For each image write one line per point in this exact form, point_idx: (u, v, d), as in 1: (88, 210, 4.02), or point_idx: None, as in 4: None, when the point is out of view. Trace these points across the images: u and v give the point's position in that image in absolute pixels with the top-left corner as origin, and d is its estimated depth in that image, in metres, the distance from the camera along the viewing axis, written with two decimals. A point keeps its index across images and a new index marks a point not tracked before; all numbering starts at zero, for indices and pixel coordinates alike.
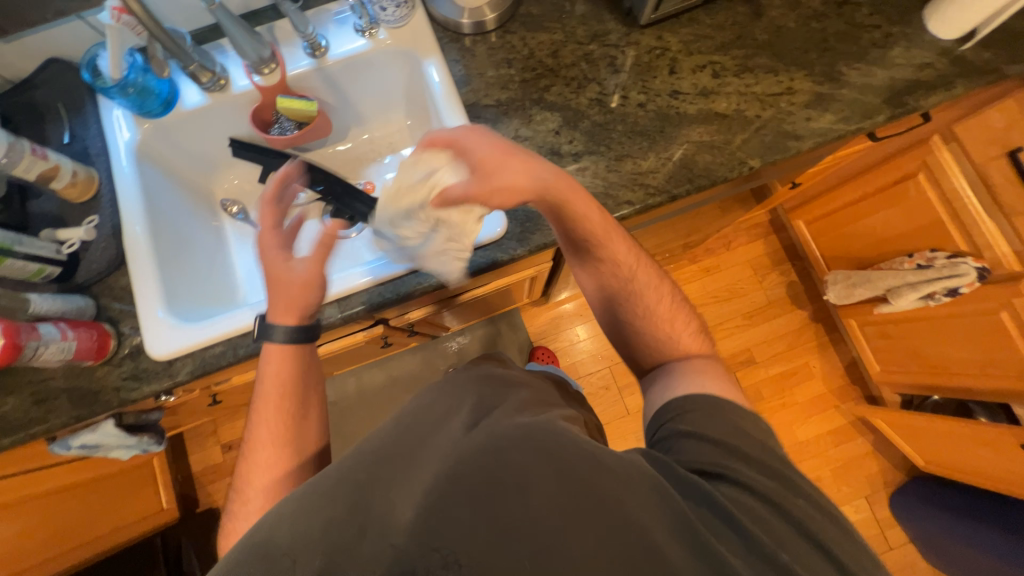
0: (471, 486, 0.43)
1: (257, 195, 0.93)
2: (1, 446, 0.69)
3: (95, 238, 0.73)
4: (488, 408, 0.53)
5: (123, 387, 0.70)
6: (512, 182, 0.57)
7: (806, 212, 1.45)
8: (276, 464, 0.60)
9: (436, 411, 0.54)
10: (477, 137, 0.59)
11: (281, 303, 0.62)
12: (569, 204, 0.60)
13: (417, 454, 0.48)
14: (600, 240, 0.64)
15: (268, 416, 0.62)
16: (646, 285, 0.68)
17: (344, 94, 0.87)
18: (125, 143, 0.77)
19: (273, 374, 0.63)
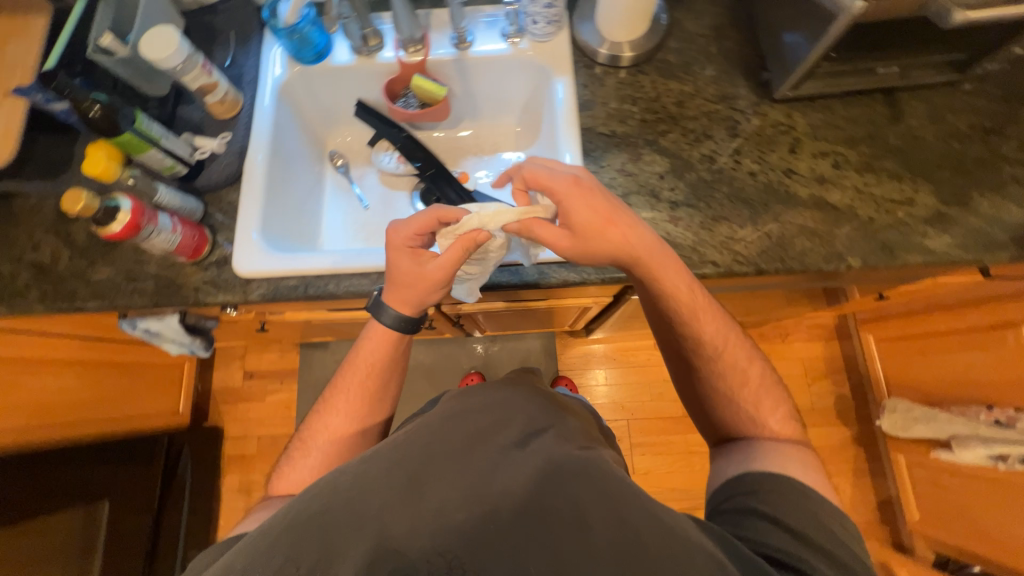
0: (510, 498, 0.43)
1: (362, 156, 1.00)
2: (87, 307, 0.76)
3: (223, 152, 0.80)
4: (534, 419, 0.52)
5: (201, 290, 0.76)
6: (621, 238, 0.64)
7: (881, 329, 1.37)
8: (340, 432, 0.69)
9: (481, 407, 0.53)
10: (581, 200, 0.63)
11: (400, 293, 0.67)
12: (660, 270, 0.65)
13: (459, 444, 0.48)
14: (688, 315, 0.66)
15: (349, 387, 0.71)
16: (734, 361, 0.66)
17: (470, 89, 0.92)
18: (273, 78, 0.85)
19: (369, 355, 0.71)
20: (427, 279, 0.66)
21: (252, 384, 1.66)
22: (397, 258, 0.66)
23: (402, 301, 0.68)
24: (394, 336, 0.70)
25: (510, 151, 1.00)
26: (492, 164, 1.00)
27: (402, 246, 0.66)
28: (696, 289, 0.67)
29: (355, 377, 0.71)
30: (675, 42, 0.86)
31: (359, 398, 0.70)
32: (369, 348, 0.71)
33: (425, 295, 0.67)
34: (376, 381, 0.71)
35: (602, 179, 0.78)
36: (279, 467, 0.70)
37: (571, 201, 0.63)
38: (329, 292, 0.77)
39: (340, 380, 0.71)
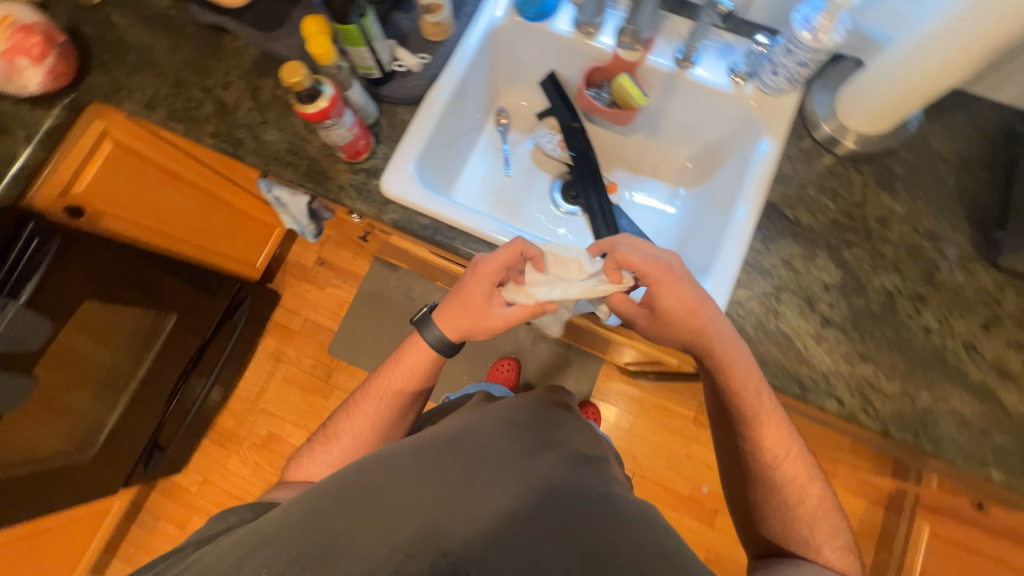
0: (499, 484, 0.62)
1: (525, 124, 0.99)
2: (246, 160, 0.81)
3: (416, 72, 0.80)
4: (528, 435, 0.71)
5: (344, 189, 0.78)
6: (697, 326, 0.66)
7: (943, 526, 1.23)
8: (361, 434, 0.77)
9: (489, 424, 0.73)
10: (667, 287, 0.67)
11: (454, 320, 0.71)
12: (732, 361, 0.66)
13: (468, 445, 0.68)
14: (751, 420, 0.67)
15: (378, 398, 0.78)
16: (790, 478, 0.67)
17: (664, 106, 0.87)
18: (489, 18, 0.83)
19: (402, 377, 0.77)
20: (484, 317, 0.69)
21: (320, 271, 1.76)
22: (473, 286, 0.68)
23: (450, 326, 0.72)
24: (434, 359, 0.76)
25: (667, 183, 0.95)
26: (643, 187, 0.96)
27: (485, 278, 0.68)
28: (761, 392, 0.66)
29: (383, 390, 0.78)
30: (909, 154, 0.76)
31: (384, 411, 0.78)
32: (404, 370, 0.77)
33: (475, 332, 0.71)
34: (406, 401, 0.78)
35: (763, 261, 0.72)
36: (302, 448, 0.81)
37: (661, 287, 0.67)
38: (452, 245, 0.77)
39: (370, 391, 0.79)
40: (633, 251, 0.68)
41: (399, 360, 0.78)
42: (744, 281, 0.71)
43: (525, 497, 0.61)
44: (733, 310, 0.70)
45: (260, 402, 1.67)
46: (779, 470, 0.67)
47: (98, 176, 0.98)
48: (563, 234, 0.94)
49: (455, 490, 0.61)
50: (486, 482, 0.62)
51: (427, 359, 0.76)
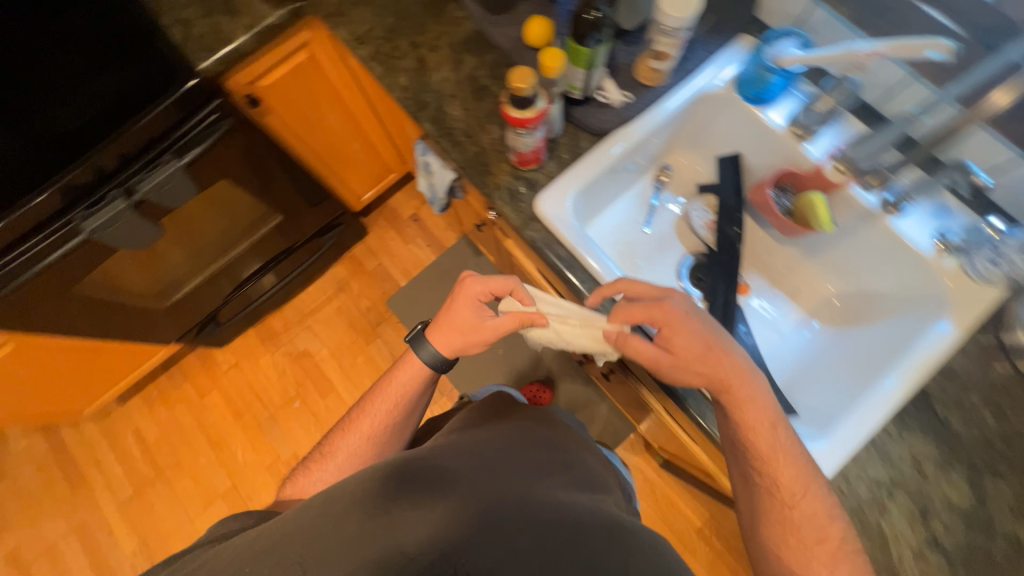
0: (505, 498, 0.58)
1: (683, 189, 0.95)
2: (423, 124, 0.82)
3: (614, 107, 0.78)
4: (532, 454, 0.69)
5: (499, 189, 0.78)
6: (714, 362, 0.63)
7: None
8: (357, 452, 0.76)
9: (487, 434, 0.71)
10: (680, 322, 0.64)
11: (449, 338, 0.74)
12: (749, 395, 0.62)
13: (467, 453, 0.65)
14: (761, 456, 0.61)
15: (373, 412, 0.78)
16: (809, 527, 0.59)
17: (840, 236, 0.81)
18: (707, 82, 0.80)
19: (395, 392, 0.78)
20: (479, 332, 0.72)
21: (410, 226, 1.81)
22: (462, 305, 0.73)
23: (444, 342, 0.74)
24: (426, 373, 0.77)
25: (802, 308, 0.88)
26: (775, 301, 0.90)
27: (473, 297, 0.73)
28: (776, 426, 0.62)
29: (376, 404, 0.78)
30: None
31: (377, 427, 0.77)
32: (398, 386, 0.78)
33: (468, 347, 0.74)
34: (399, 416, 0.77)
35: (889, 447, 0.65)
36: (296, 472, 0.79)
37: (676, 333, 0.63)
38: (576, 285, 0.76)
39: (363, 407, 0.79)
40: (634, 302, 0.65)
41: (393, 377, 0.79)
42: (860, 458, 0.65)
43: (535, 514, 0.58)
44: (837, 482, 0.64)
45: (308, 318, 1.73)
46: (797, 510, 0.60)
47: (282, 77, 1.05)
48: None
49: (463, 498, 0.57)
50: (492, 493, 0.59)
51: (417, 375, 0.77)
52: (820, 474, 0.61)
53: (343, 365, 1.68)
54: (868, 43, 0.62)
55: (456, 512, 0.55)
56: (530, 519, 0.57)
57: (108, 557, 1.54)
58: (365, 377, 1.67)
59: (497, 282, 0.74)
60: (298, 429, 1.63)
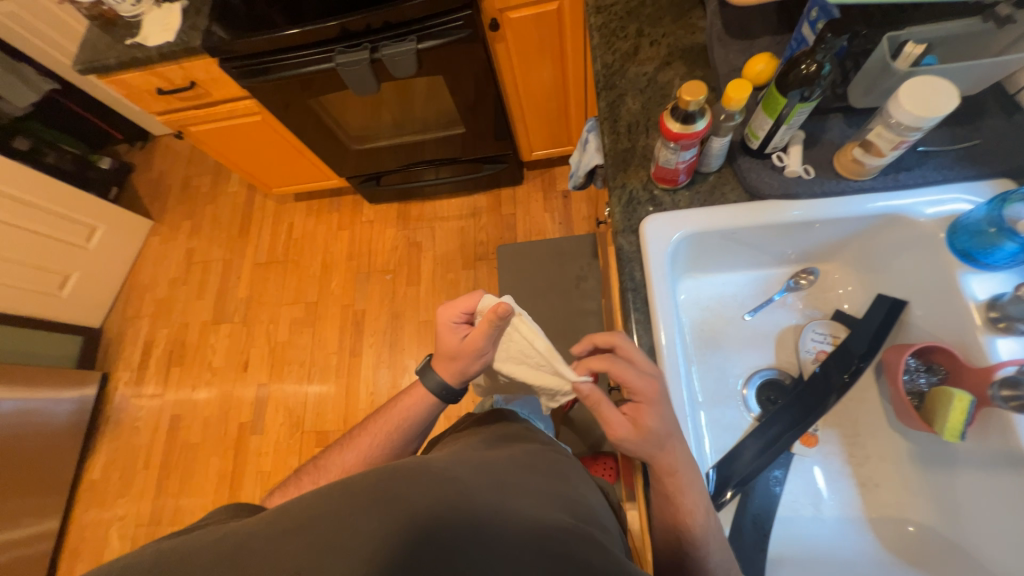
0: (520, 535, 0.45)
1: (816, 304, 0.82)
2: (599, 102, 0.84)
3: (785, 176, 0.70)
4: (564, 503, 0.54)
5: (623, 189, 0.78)
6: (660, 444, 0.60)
7: None
8: (353, 465, 0.80)
9: (491, 456, 0.59)
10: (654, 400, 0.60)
11: (443, 357, 0.78)
12: (691, 484, 0.60)
13: (471, 468, 0.54)
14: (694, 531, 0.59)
15: (372, 429, 0.83)
16: None
17: (971, 465, 0.63)
18: (912, 206, 0.67)
19: (398, 416, 0.82)
20: (465, 353, 0.74)
21: (557, 200, 1.89)
22: (444, 332, 0.77)
23: (446, 369, 0.78)
24: (434, 401, 0.81)
25: (866, 505, 0.71)
26: (838, 477, 0.74)
27: (447, 319, 0.76)
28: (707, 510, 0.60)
29: (380, 424, 0.83)
30: None
31: (379, 439, 0.82)
32: (402, 410, 0.82)
33: (461, 370, 0.77)
34: (398, 439, 0.82)
35: None
36: (285, 484, 0.83)
37: (647, 415, 0.60)
38: (629, 311, 0.73)
39: (367, 424, 0.85)
40: (626, 365, 0.62)
41: (400, 403, 0.83)
42: None
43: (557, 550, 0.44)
44: None
45: (436, 222, 1.96)
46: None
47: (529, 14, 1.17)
48: (720, 409, 0.79)
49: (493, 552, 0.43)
50: (517, 542, 0.44)
51: (426, 405, 0.81)
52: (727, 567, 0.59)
53: (436, 273, 1.89)
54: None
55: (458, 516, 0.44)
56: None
57: (228, 293, 2.05)
58: (444, 292, 1.85)
59: (465, 299, 0.76)
60: (377, 296, 1.90)
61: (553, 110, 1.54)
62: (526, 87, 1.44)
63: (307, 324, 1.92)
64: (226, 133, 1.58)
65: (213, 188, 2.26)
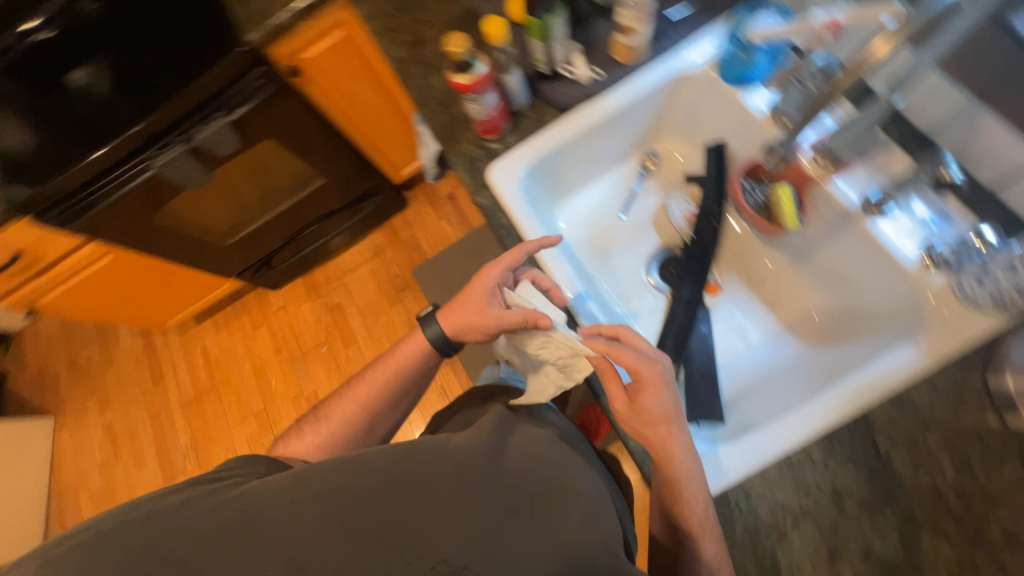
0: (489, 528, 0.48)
1: (669, 179, 0.90)
2: (410, 92, 0.88)
3: (581, 85, 0.79)
4: (575, 501, 0.53)
5: (462, 155, 0.82)
6: (662, 436, 0.58)
7: None
8: (357, 413, 0.77)
9: (527, 434, 0.60)
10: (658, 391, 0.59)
11: (458, 312, 0.75)
12: (691, 474, 0.57)
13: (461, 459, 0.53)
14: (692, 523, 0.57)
15: (372, 378, 0.79)
16: None
17: (823, 241, 0.72)
18: (686, 62, 0.76)
19: (399, 363, 0.79)
20: (488, 320, 0.71)
21: (446, 203, 1.92)
22: (477, 284, 0.74)
23: (456, 324, 0.75)
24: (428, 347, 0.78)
25: (779, 318, 0.80)
26: (749, 309, 0.82)
27: (485, 276, 0.73)
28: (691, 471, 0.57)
29: (379, 376, 0.79)
30: None
31: (382, 393, 0.78)
32: (402, 358, 0.79)
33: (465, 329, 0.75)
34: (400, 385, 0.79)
35: (806, 471, 0.60)
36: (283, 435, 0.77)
37: (649, 397, 0.59)
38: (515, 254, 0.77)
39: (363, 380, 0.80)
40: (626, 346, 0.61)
41: (398, 352, 0.80)
42: (769, 475, 0.60)
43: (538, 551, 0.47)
44: (734, 495, 0.60)
45: (345, 277, 1.93)
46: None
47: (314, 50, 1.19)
48: (636, 303, 0.85)
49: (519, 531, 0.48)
50: (543, 530, 0.49)
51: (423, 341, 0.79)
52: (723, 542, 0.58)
53: (367, 322, 1.85)
54: (825, 10, 0.57)
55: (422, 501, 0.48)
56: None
57: (168, 444, 1.88)
58: (383, 335, 1.82)
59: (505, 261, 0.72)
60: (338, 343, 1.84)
61: (397, 126, 1.58)
62: (362, 116, 1.46)
63: (264, 433, 1.81)
64: (84, 287, 1.45)
65: (104, 351, 2.07)
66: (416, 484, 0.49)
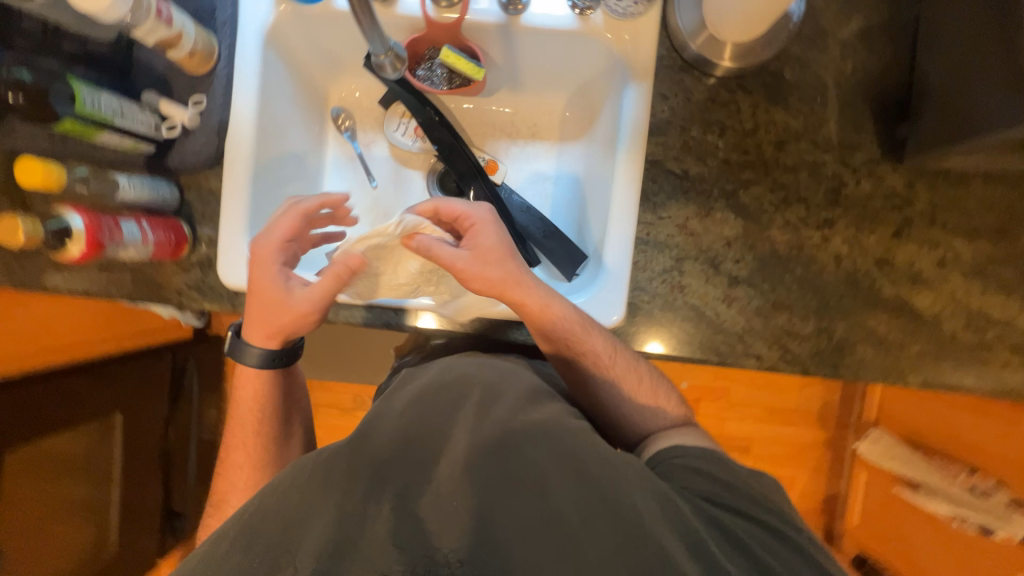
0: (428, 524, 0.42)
1: (372, 117, 0.79)
2: (61, 288, 0.68)
3: (198, 127, 0.63)
4: (496, 404, 0.50)
5: (183, 292, 0.67)
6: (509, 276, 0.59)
7: None
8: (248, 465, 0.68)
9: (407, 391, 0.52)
10: (490, 229, 0.61)
11: (255, 313, 0.61)
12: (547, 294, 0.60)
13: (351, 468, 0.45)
14: (578, 335, 0.60)
15: (244, 426, 0.68)
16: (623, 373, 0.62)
17: (516, 57, 0.70)
18: (259, 15, 0.64)
19: (251, 398, 0.67)
20: (297, 301, 0.60)
21: None
22: (260, 274, 0.60)
23: (260, 330, 0.62)
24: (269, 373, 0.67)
25: (552, 139, 0.79)
26: (530, 154, 0.79)
27: (267, 256, 0.60)
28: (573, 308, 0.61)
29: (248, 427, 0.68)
30: (806, 47, 0.63)
31: (257, 427, 0.69)
32: (252, 395, 0.68)
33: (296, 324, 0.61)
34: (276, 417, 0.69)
35: (658, 236, 0.64)
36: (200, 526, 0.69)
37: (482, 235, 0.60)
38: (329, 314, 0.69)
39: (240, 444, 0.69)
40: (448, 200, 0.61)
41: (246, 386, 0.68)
42: (641, 262, 0.65)
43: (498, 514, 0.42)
44: (636, 299, 0.65)
45: None
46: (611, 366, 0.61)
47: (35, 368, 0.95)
48: None
49: (458, 484, 0.44)
50: (483, 459, 0.45)
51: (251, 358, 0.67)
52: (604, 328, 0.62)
53: None
54: None
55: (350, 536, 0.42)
56: (529, 506, 0.43)
57: None
58: None
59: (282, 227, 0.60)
60: None
61: None
62: None
63: None
64: None
65: None
66: (317, 519, 0.43)
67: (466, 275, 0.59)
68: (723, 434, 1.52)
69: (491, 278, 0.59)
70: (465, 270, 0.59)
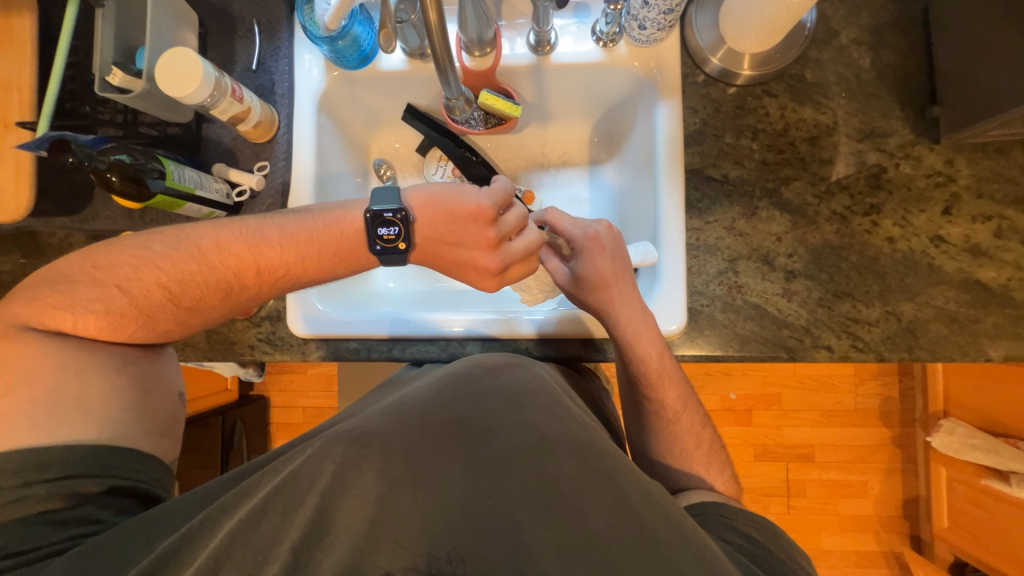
0: (458, 516, 0.45)
1: (412, 165, 0.84)
2: None
3: (263, 190, 0.68)
4: (547, 415, 0.53)
5: (255, 346, 0.71)
6: (605, 303, 0.64)
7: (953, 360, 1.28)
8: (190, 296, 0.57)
9: (453, 383, 0.58)
10: (598, 250, 0.64)
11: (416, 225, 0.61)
12: (639, 333, 0.62)
13: (393, 442, 0.50)
14: (652, 381, 0.65)
15: (216, 251, 0.57)
16: (686, 428, 0.67)
17: (545, 92, 0.74)
18: (311, 85, 0.70)
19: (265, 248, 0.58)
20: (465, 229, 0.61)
21: None
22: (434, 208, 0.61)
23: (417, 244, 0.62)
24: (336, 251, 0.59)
25: (583, 164, 0.82)
26: (565, 180, 0.83)
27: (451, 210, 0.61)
28: (666, 355, 0.64)
29: (215, 276, 0.57)
30: (821, 49, 0.66)
31: (231, 271, 0.58)
32: (258, 239, 0.58)
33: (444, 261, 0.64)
34: (250, 301, 0.61)
35: (708, 240, 0.66)
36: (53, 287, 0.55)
37: (593, 254, 0.64)
38: (392, 353, 0.71)
39: (171, 271, 0.56)
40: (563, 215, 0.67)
41: (265, 249, 0.58)
42: (695, 266, 0.66)
43: (534, 503, 0.46)
44: (695, 303, 0.66)
45: None
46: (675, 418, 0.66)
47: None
48: None
49: (497, 490, 0.47)
50: (518, 463, 0.49)
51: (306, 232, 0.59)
52: (680, 374, 0.66)
53: None
54: None
55: (373, 516, 0.46)
56: (563, 520, 0.45)
57: None
58: None
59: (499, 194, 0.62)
60: None
61: None
62: None
63: None
64: None
65: None
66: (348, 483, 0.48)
67: (592, 282, 0.64)
68: (781, 442, 1.46)
69: (592, 293, 0.65)
70: (596, 278, 0.64)
